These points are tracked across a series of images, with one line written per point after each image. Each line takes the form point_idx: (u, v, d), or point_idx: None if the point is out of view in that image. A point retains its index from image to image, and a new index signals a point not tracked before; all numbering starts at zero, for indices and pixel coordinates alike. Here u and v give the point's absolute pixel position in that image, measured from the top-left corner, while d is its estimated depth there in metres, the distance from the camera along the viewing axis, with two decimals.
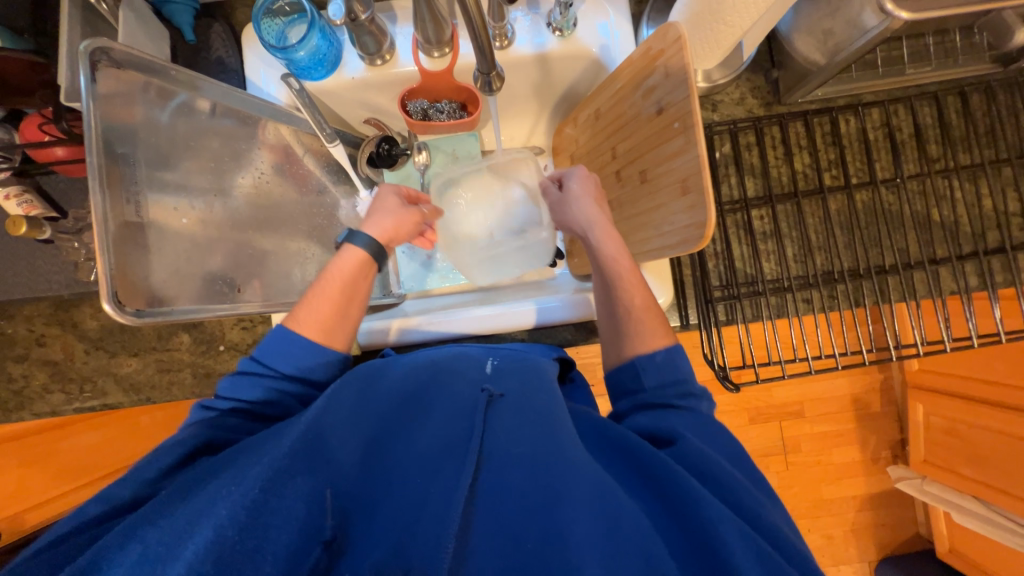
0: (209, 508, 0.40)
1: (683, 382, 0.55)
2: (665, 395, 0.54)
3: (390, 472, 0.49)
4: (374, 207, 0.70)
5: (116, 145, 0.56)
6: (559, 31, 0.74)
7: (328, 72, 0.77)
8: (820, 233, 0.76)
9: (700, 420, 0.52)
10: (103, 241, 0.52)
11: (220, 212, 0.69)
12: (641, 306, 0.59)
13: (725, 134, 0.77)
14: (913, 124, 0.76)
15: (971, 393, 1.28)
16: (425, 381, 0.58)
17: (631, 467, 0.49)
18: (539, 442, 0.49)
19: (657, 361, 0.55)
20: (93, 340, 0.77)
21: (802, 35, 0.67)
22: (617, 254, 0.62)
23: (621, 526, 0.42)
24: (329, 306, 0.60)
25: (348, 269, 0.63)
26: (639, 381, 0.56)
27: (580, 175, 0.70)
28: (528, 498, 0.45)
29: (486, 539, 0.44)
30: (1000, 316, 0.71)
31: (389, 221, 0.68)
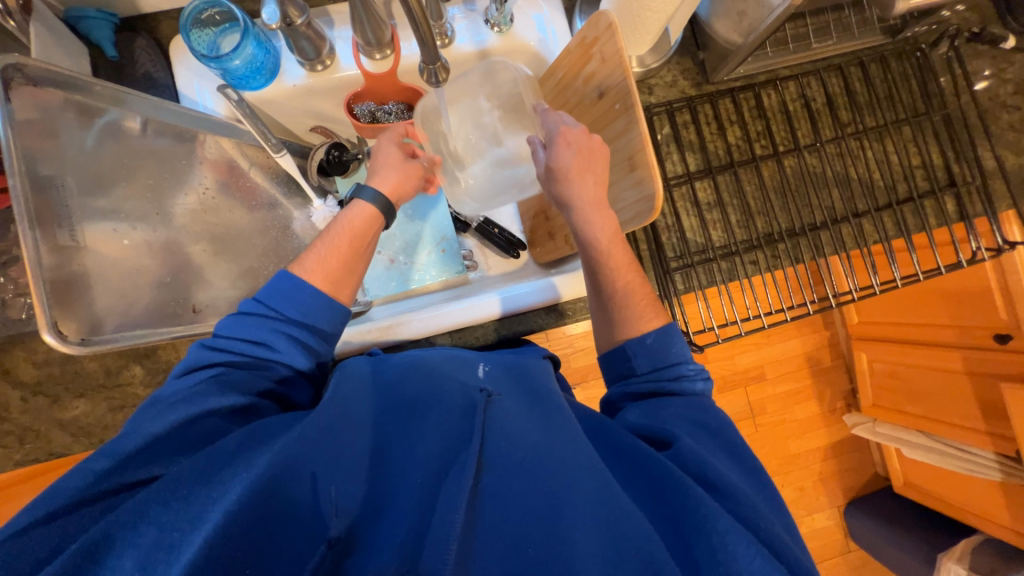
0: (208, 508, 0.39)
1: (677, 365, 0.57)
2: (658, 382, 0.56)
3: (387, 479, 0.47)
4: (376, 159, 0.69)
5: (39, 167, 0.52)
6: (497, 27, 0.77)
7: (267, 81, 0.75)
8: (758, 198, 0.82)
9: (695, 413, 0.54)
10: (36, 271, 0.49)
11: (163, 232, 0.66)
12: (626, 289, 0.60)
13: (664, 115, 0.82)
14: (824, 93, 0.84)
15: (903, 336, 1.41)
16: (422, 388, 0.56)
17: (630, 470, 0.50)
18: (538, 438, 0.49)
19: (648, 345, 0.57)
20: (30, 385, 0.71)
21: (721, 18, 0.73)
22: (599, 234, 0.61)
23: (624, 534, 0.41)
24: (338, 259, 0.59)
25: (357, 223, 0.62)
26: (631, 366, 0.58)
27: (560, 142, 0.61)
28: (534, 505, 0.44)
29: (490, 536, 0.42)
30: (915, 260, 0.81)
31: (395, 176, 0.67)
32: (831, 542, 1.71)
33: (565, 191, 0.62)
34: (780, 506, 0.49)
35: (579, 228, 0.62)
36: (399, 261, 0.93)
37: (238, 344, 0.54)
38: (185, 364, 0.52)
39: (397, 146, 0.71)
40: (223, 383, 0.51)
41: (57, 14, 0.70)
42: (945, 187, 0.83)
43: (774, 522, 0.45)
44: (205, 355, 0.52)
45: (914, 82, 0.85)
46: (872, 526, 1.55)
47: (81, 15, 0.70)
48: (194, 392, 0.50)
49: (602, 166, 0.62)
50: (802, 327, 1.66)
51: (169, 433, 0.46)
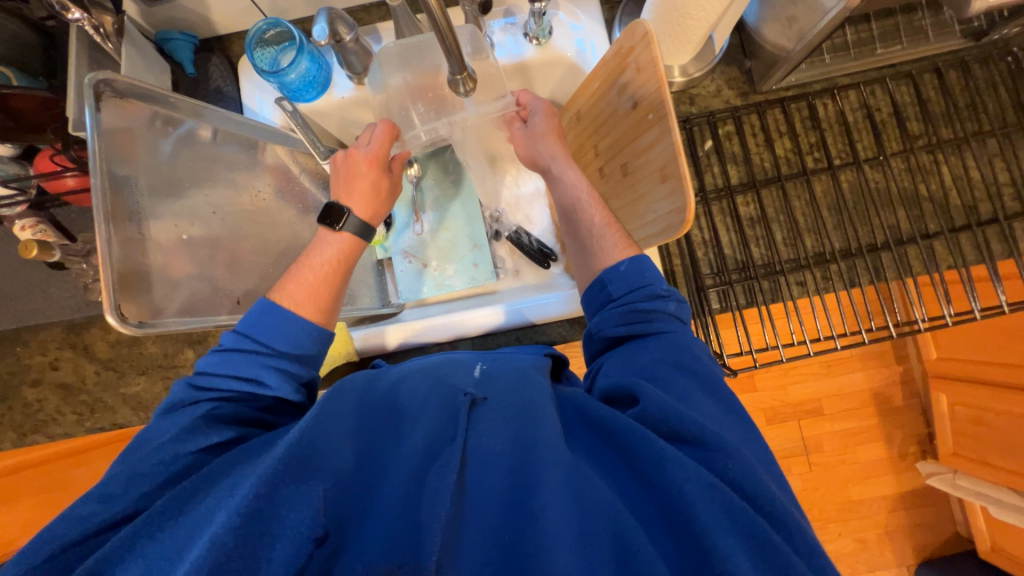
0: (212, 515, 0.42)
1: (648, 287, 0.57)
2: (633, 304, 0.56)
3: (380, 464, 0.49)
4: (359, 186, 0.71)
5: (118, 169, 0.59)
6: (536, 40, 0.78)
7: (318, 93, 0.81)
8: (808, 215, 0.76)
9: (670, 348, 0.53)
10: (106, 260, 0.55)
11: (219, 226, 0.72)
12: (601, 224, 0.64)
13: (705, 125, 0.78)
14: (891, 103, 0.77)
15: (992, 378, 1.23)
16: (429, 385, 0.56)
17: (603, 440, 0.50)
18: (517, 436, 0.48)
19: (621, 272, 0.58)
20: (104, 362, 0.79)
21: (769, 24, 0.70)
22: (577, 181, 0.68)
23: (594, 508, 0.43)
24: (326, 280, 0.65)
25: (342, 249, 0.68)
26: (608, 294, 0.58)
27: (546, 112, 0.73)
28: (509, 489, 0.45)
29: (473, 534, 0.44)
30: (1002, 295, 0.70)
31: (383, 212, 0.74)
32: None
33: (537, 147, 0.73)
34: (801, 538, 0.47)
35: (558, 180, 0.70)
36: (432, 266, 0.95)
37: (227, 381, 0.56)
38: (172, 401, 0.55)
39: (381, 174, 0.73)
40: (215, 418, 0.53)
41: (149, 37, 0.80)
42: None
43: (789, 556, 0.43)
44: (191, 394, 0.55)
45: (1004, 90, 0.75)
46: None
47: (168, 37, 0.79)
48: (183, 429, 0.51)
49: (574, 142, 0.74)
50: (869, 360, 1.50)
51: (167, 475, 0.48)
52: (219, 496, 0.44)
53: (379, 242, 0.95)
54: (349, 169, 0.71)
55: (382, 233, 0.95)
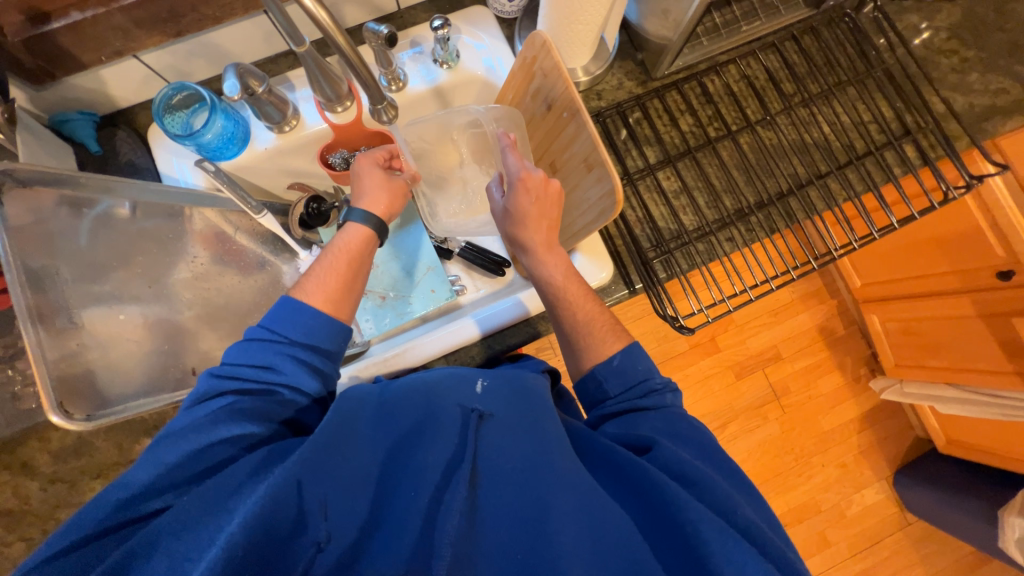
0: (222, 524, 0.43)
1: (644, 381, 0.60)
2: (632, 400, 0.60)
3: (386, 494, 0.50)
4: (364, 181, 0.72)
5: (33, 261, 0.55)
6: (446, 64, 0.82)
7: (240, 148, 0.80)
8: (721, 177, 0.85)
9: (669, 422, 0.57)
10: (41, 363, 0.52)
11: (159, 304, 0.69)
12: (585, 320, 0.65)
13: (616, 116, 0.85)
14: (765, 71, 0.87)
15: (909, 290, 1.39)
16: (422, 404, 0.56)
17: (611, 473, 0.53)
18: (529, 457, 0.52)
19: (615, 367, 0.61)
20: (48, 475, 0.72)
21: (649, 18, 0.78)
22: (554, 274, 0.67)
23: (606, 533, 0.47)
24: (337, 280, 0.63)
25: (347, 248, 0.66)
26: (604, 392, 0.61)
27: (519, 189, 0.66)
28: (524, 512, 0.49)
29: (489, 541, 0.49)
30: (889, 216, 0.81)
31: (387, 197, 0.72)
32: (887, 517, 1.63)
33: (513, 232, 0.69)
34: (751, 492, 0.54)
35: (534, 261, 0.68)
36: (390, 297, 0.97)
37: (246, 371, 0.55)
38: (197, 393, 0.53)
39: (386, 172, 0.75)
40: (238, 412, 0.52)
41: (42, 121, 0.76)
42: (900, 135, 0.86)
43: (756, 518, 0.48)
44: (215, 384, 0.54)
45: (850, 45, 0.88)
46: (925, 494, 1.48)
47: (65, 119, 0.76)
48: (205, 421, 0.51)
49: (556, 207, 0.69)
50: (807, 299, 1.66)
51: (186, 457, 0.48)
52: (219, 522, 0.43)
53: None
54: (354, 172, 0.74)
55: None
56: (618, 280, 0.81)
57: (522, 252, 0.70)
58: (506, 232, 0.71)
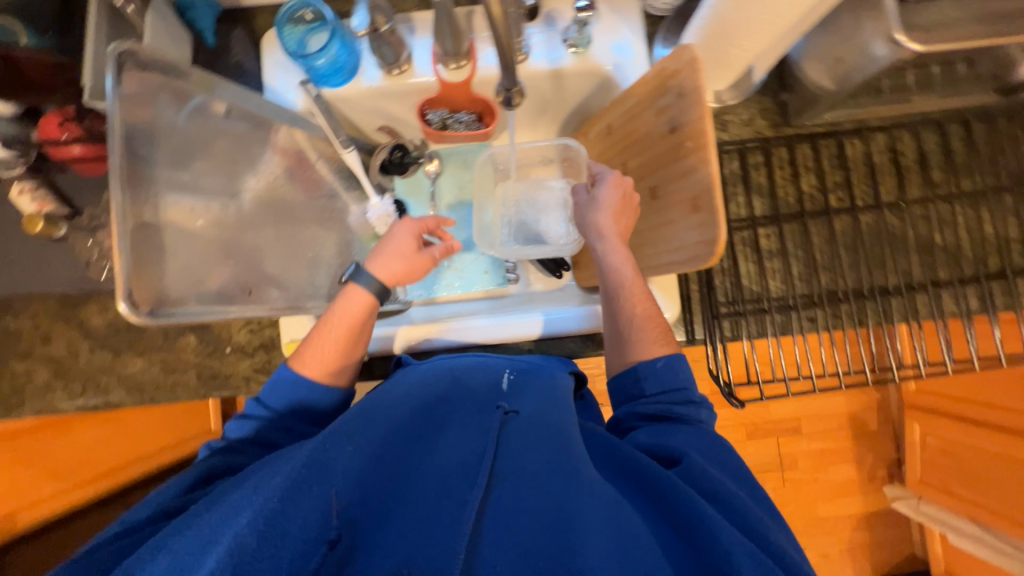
0: (232, 517, 0.41)
1: (684, 390, 0.58)
2: (667, 405, 0.58)
3: (400, 475, 0.48)
4: (390, 247, 0.71)
5: (138, 143, 0.55)
6: (575, 47, 0.76)
7: (346, 79, 0.78)
8: (825, 252, 0.77)
9: (704, 438, 0.54)
10: (122, 243, 0.51)
11: (234, 214, 0.69)
12: (643, 316, 0.64)
13: (735, 153, 0.79)
14: (917, 150, 0.77)
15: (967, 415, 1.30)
16: (442, 398, 0.59)
17: (635, 484, 0.50)
18: (552, 460, 0.49)
19: (657, 368, 0.59)
20: (99, 338, 0.76)
21: (812, 61, 0.70)
22: (622, 265, 0.66)
23: (631, 550, 0.42)
24: (331, 350, 0.63)
25: (341, 317, 0.65)
26: (640, 389, 0.60)
27: (609, 180, 0.69)
28: (546, 515, 0.45)
29: (499, 544, 0.43)
30: (999, 339, 0.72)
31: (397, 267, 0.69)
32: None
33: (591, 216, 0.68)
34: (778, 516, 0.50)
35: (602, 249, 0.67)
36: (443, 265, 0.98)
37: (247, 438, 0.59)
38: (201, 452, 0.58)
39: (417, 244, 0.72)
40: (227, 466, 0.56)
41: None
42: None
43: (786, 544, 0.45)
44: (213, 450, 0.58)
45: None
46: None
47: (190, 4, 0.76)
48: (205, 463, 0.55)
49: (632, 214, 0.70)
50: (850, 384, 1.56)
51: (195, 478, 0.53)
52: (246, 493, 0.44)
53: None
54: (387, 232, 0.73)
55: None
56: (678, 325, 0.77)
57: (592, 241, 0.69)
58: (578, 222, 0.72)
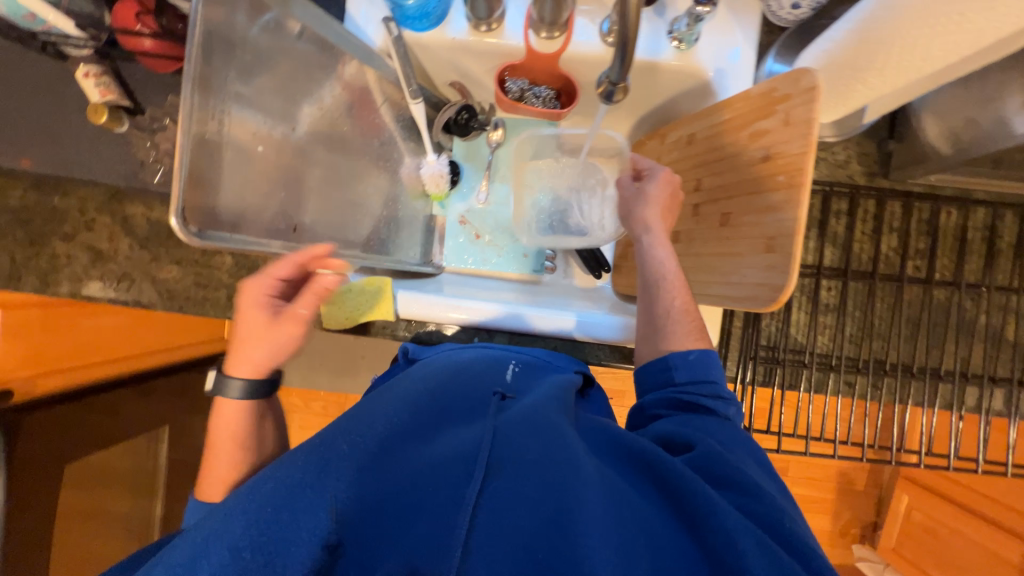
0: (229, 521, 0.41)
1: (716, 384, 0.57)
2: (695, 396, 0.56)
3: (395, 458, 0.46)
4: (245, 331, 0.66)
5: (214, 48, 0.52)
6: (678, 41, 0.71)
7: (430, 25, 0.74)
8: (884, 319, 0.73)
9: (727, 429, 0.53)
10: (184, 151, 0.49)
11: (294, 144, 0.65)
12: (680, 309, 0.62)
13: (818, 194, 0.73)
14: (1018, 234, 0.71)
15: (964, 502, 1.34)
16: (440, 385, 0.58)
17: (641, 475, 0.48)
18: (548, 450, 0.46)
19: (689, 360, 0.58)
20: (140, 238, 0.77)
21: (933, 116, 0.63)
22: (666, 259, 0.64)
23: (634, 548, 0.40)
24: (229, 465, 0.65)
25: (234, 435, 0.66)
26: (669, 376, 0.59)
27: (660, 177, 0.69)
28: (546, 505, 0.42)
29: (498, 539, 0.40)
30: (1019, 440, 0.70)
31: (262, 355, 0.65)
32: None
33: (640, 209, 0.68)
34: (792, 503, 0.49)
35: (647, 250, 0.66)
36: (485, 239, 0.98)
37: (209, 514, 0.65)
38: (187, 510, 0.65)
39: (267, 316, 0.65)
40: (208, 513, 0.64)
41: None
42: None
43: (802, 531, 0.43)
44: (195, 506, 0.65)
45: None
46: None
47: None
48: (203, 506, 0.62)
49: (678, 211, 0.70)
50: None
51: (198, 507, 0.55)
52: (244, 496, 0.43)
53: (438, 198, 0.97)
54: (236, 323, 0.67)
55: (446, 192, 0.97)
56: None
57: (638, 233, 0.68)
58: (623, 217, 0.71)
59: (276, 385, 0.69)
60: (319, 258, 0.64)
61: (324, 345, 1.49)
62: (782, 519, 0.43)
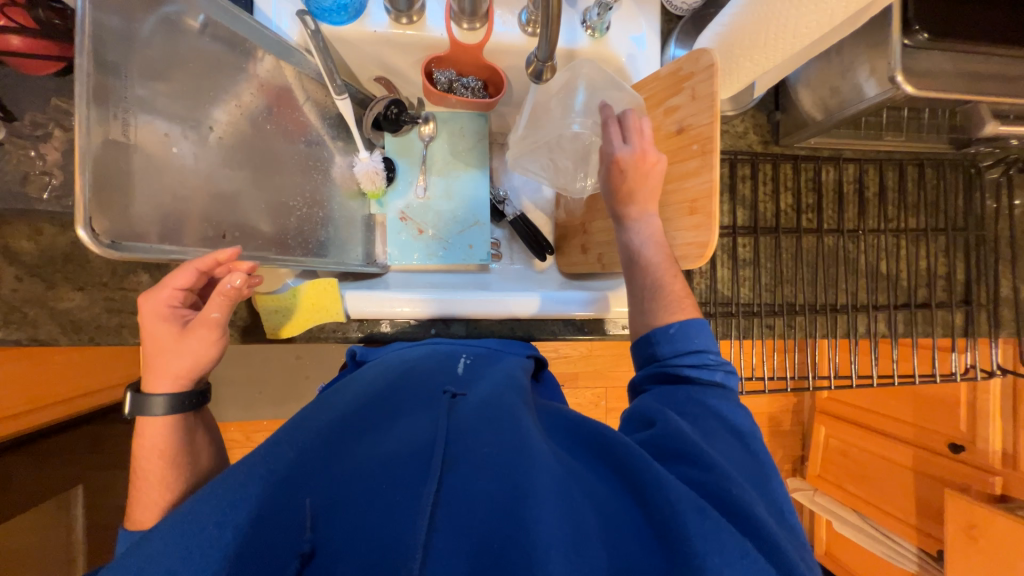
0: (168, 539, 0.38)
1: (699, 352, 0.58)
2: (679, 368, 0.57)
3: (345, 469, 0.44)
4: (155, 347, 0.61)
5: (108, 50, 0.47)
6: (592, 30, 0.77)
7: (349, 19, 0.73)
8: (791, 267, 0.84)
9: (701, 399, 0.54)
10: (84, 161, 0.44)
11: (213, 147, 0.61)
12: (661, 284, 0.63)
13: (726, 162, 0.83)
14: (878, 184, 0.86)
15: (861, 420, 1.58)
16: (394, 387, 0.57)
17: (599, 456, 0.48)
18: (504, 441, 0.46)
19: (670, 333, 0.59)
20: (28, 266, 0.67)
21: (808, 88, 0.74)
22: (644, 242, 0.65)
23: (586, 532, 0.40)
24: (160, 488, 0.59)
25: (161, 463, 0.60)
26: (653, 351, 0.60)
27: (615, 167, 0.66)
28: (501, 494, 0.41)
29: (445, 538, 0.38)
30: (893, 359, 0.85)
31: (182, 366, 0.61)
32: None
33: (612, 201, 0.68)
34: (765, 476, 0.50)
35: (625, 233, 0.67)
36: (428, 233, 0.97)
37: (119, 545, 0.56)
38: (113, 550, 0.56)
39: (175, 329, 0.60)
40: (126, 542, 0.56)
41: None
42: (958, 302, 0.86)
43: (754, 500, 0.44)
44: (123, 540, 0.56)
45: (961, 195, 0.87)
46: None
47: None
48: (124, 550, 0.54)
49: (654, 180, 0.66)
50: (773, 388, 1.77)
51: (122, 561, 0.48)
52: (180, 517, 0.40)
53: (376, 196, 0.95)
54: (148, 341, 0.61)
55: (383, 189, 0.96)
56: None
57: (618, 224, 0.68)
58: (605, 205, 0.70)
59: (206, 394, 0.65)
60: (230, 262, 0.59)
61: (261, 369, 1.39)
62: (733, 490, 0.44)
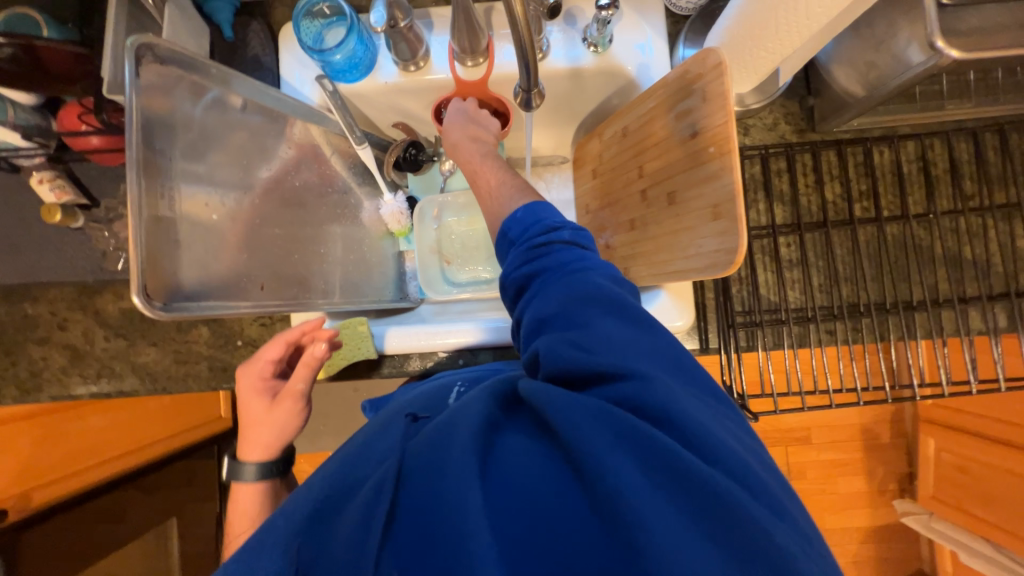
0: None
1: (544, 224, 0.54)
2: (534, 245, 0.53)
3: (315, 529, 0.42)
4: (250, 422, 0.68)
5: (153, 136, 0.53)
6: (594, 46, 0.76)
7: (362, 75, 0.78)
8: (847, 263, 0.75)
9: (580, 281, 0.48)
10: (136, 239, 0.49)
11: (249, 207, 0.67)
12: (501, 183, 0.65)
13: (756, 158, 0.77)
14: (949, 159, 0.74)
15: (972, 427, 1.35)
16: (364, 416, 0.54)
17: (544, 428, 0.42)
18: (437, 448, 0.40)
19: (518, 217, 0.57)
20: (114, 328, 0.77)
21: (842, 66, 0.66)
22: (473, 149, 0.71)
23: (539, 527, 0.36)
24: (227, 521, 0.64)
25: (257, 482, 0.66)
26: (510, 244, 0.56)
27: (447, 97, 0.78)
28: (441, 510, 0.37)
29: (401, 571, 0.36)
30: (1000, 359, 0.70)
31: (268, 437, 0.67)
32: None
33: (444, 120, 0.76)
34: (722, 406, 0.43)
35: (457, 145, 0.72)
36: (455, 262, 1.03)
37: None
38: None
39: (265, 401, 0.68)
40: None
41: None
42: None
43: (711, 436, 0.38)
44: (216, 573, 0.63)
45: None
46: None
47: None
48: None
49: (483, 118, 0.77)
50: None
51: None
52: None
53: (403, 234, 1.00)
54: (241, 414, 0.69)
55: (409, 227, 1.00)
56: (692, 333, 0.77)
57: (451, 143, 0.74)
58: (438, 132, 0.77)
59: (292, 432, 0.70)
60: (313, 331, 0.68)
61: (322, 404, 1.47)
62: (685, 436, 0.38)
